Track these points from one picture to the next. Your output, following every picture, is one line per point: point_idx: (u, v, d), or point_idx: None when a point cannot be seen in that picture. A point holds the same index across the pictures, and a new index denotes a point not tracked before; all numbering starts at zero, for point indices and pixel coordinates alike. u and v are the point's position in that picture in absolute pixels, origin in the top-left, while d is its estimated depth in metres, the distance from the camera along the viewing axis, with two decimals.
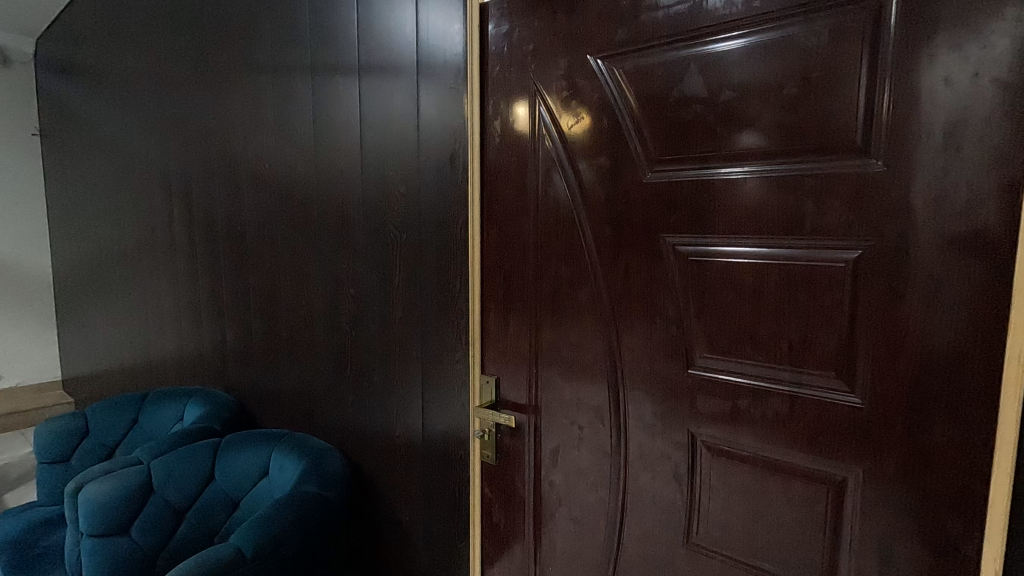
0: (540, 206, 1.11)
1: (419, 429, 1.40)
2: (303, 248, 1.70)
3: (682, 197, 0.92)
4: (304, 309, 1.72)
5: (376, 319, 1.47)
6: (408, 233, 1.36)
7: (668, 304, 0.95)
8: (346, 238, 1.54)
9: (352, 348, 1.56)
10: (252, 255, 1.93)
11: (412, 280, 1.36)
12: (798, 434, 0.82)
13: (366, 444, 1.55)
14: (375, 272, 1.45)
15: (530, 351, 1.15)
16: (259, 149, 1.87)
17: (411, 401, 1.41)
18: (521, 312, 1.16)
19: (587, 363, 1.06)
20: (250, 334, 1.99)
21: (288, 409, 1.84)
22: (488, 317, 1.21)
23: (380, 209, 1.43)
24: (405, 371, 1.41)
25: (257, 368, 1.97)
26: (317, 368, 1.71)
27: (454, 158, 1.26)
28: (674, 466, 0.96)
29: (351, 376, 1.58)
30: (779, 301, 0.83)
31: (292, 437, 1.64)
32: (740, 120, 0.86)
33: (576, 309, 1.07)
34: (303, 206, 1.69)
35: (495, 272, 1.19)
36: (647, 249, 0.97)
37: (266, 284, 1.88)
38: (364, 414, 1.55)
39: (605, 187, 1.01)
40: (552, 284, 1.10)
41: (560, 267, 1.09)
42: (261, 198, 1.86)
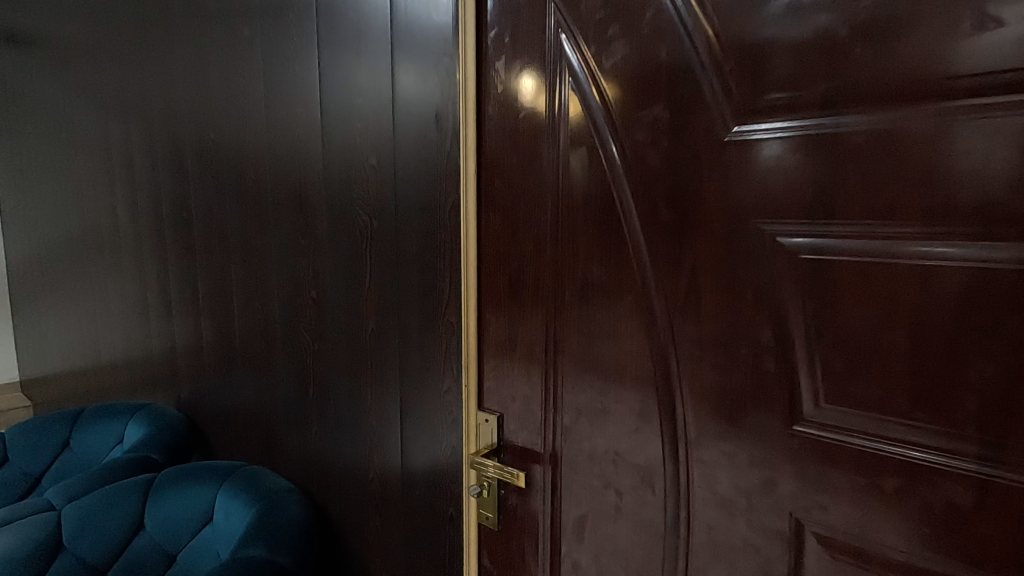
0: (562, 182, 0.79)
1: (397, 474, 1.08)
2: (256, 238, 1.37)
3: (786, 165, 0.60)
4: (260, 313, 1.39)
5: (343, 330, 1.14)
6: (381, 219, 1.04)
7: (761, 327, 0.63)
8: (304, 226, 1.21)
9: (314, 365, 1.24)
10: (201, 246, 1.60)
11: (386, 281, 1.03)
12: (991, 540, 0.52)
13: (334, 485, 1.23)
14: (340, 270, 1.13)
15: (545, 383, 0.84)
16: (205, 116, 1.52)
17: (387, 437, 1.09)
18: (533, 329, 0.84)
19: (629, 404, 0.75)
20: (201, 341, 1.66)
21: (244, 432, 1.52)
22: (489, 334, 0.89)
23: (345, 188, 1.10)
24: (379, 397, 1.09)
25: (209, 382, 1.64)
26: (274, 385, 1.38)
27: (440, 117, 0.93)
28: (764, 564, 0.65)
29: (314, 399, 1.26)
30: (958, 333, 0.52)
31: (243, 473, 1.32)
32: (897, 39, 0.53)
33: (614, 329, 0.75)
34: (254, 185, 1.35)
35: (498, 272, 0.87)
36: (729, 244, 0.65)
37: (217, 282, 1.55)
38: (330, 447, 1.23)
39: (660, 151, 0.69)
40: (579, 291, 0.78)
41: (592, 268, 0.76)
42: (209, 176, 1.52)
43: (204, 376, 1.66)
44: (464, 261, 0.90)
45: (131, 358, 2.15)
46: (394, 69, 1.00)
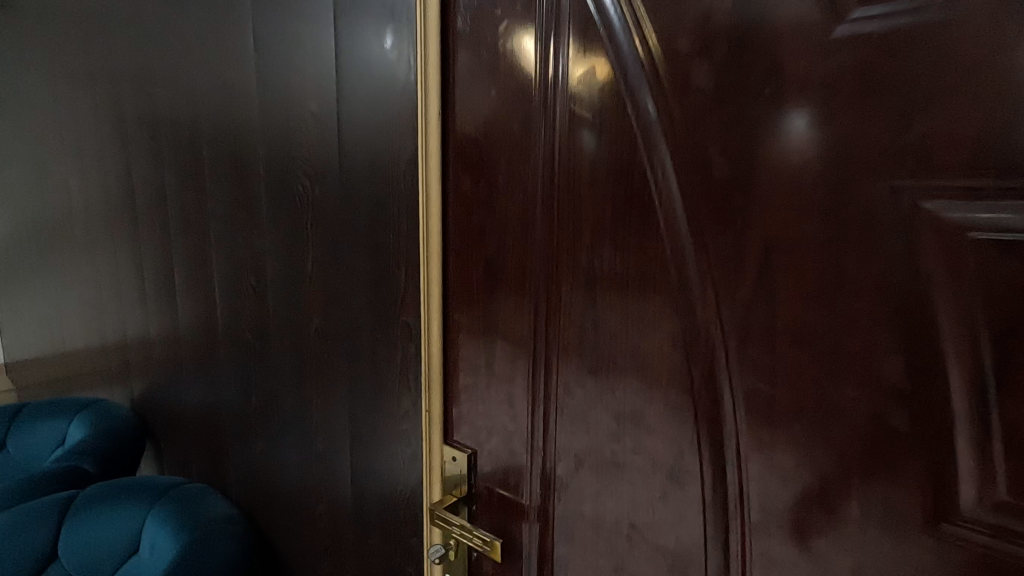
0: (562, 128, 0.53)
1: (347, 513, 0.84)
2: (195, 211, 1.13)
3: (954, 89, 0.35)
4: (202, 303, 1.16)
5: (286, 328, 0.91)
6: (324, 185, 0.79)
7: (889, 364, 0.38)
8: (241, 197, 0.97)
9: (257, 368, 1.00)
10: (141, 220, 1.36)
11: (332, 267, 0.79)
12: None
13: (280, 516, 1.01)
14: (281, 252, 0.88)
15: (531, 416, 0.59)
16: (140, 65, 1.27)
17: (335, 465, 0.85)
18: (516, 342, 0.59)
19: (653, 458, 0.50)
20: (145, 331, 1.43)
21: (192, 438, 1.30)
22: (459, 345, 0.65)
23: (283, 147, 0.85)
24: (326, 414, 0.85)
25: (156, 377, 1.41)
26: (219, 386, 1.15)
27: (394, 45, 0.67)
28: None
29: (258, 411, 1.03)
30: None
31: (177, 494, 1.10)
32: None
33: (636, 349, 0.50)
34: (191, 148, 1.11)
35: (470, 260, 0.62)
36: (835, 221, 0.39)
37: (160, 262, 1.32)
38: (275, 470, 1.00)
39: (718, 73, 0.43)
40: (584, 291, 0.53)
41: (604, 256, 0.51)
42: (147, 139, 1.28)
43: (151, 370, 1.43)
44: (425, 243, 0.65)
45: (65, 351, 1.87)
46: None
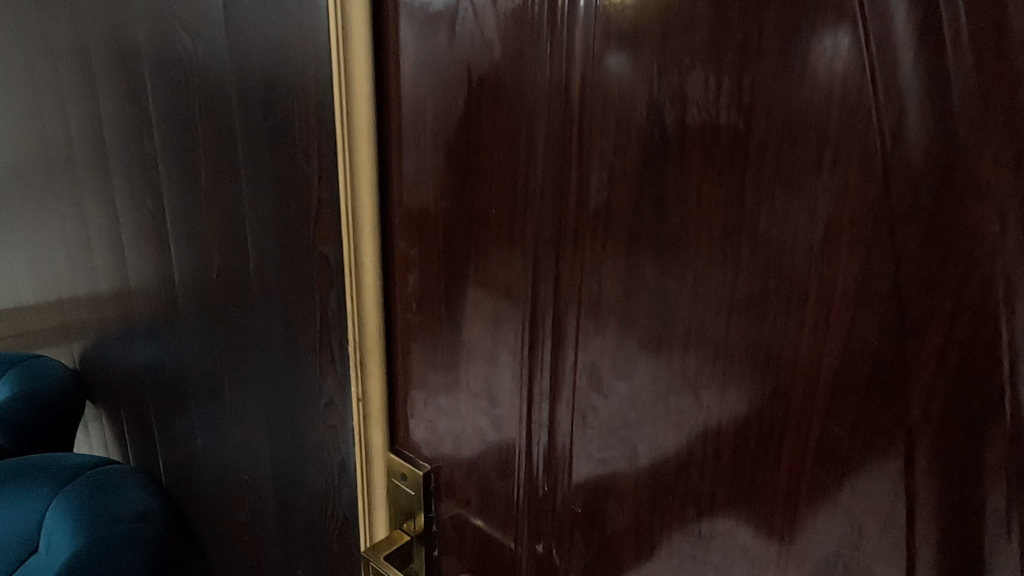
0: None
1: (274, 530, 0.60)
2: (90, 112, 0.85)
3: None
4: (110, 241, 0.91)
5: (187, 269, 0.65)
6: (208, 48, 0.51)
7: None
8: (131, 89, 0.70)
9: (167, 326, 0.76)
10: (36, 135, 1.06)
11: (226, 171, 0.52)
12: None
13: (206, 512, 0.78)
14: (173, 160, 0.62)
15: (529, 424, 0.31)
16: None
17: (254, 460, 0.60)
18: (500, 290, 0.31)
19: (790, 537, 0.23)
20: (56, 277, 1.15)
21: (123, 404, 1.07)
22: (404, 294, 0.37)
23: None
24: (239, 389, 0.60)
25: (79, 331, 1.16)
26: (139, 343, 0.90)
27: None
28: None
29: (176, 379, 0.79)
30: None
31: (88, 477, 0.88)
32: None
33: (762, 306, 0.22)
34: (76, 28, 0.82)
35: (418, 138, 0.34)
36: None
37: (61, 189, 1.03)
38: (196, 456, 0.77)
39: None
40: (645, 179, 0.24)
41: (692, 93, 0.22)
42: (27, 27, 0.98)
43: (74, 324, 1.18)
44: (344, 110, 0.36)
45: None
46: None
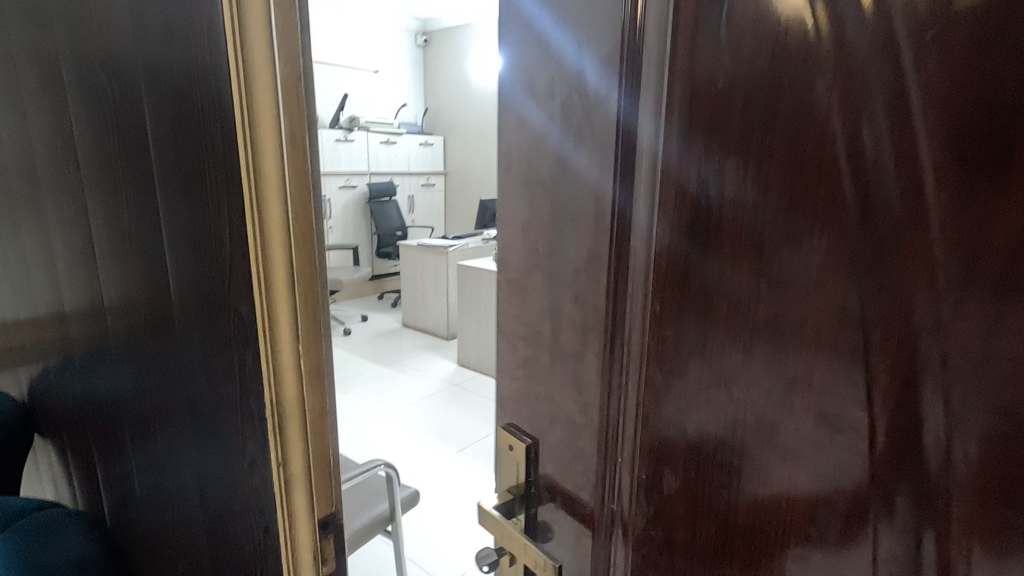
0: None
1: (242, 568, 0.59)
2: (39, 141, 0.82)
3: None
4: (57, 272, 0.87)
5: (151, 305, 0.65)
6: (175, 91, 0.51)
7: None
8: (83, 124, 0.68)
9: (120, 363, 0.74)
10: None
11: (194, 217, 0.54)
12: None
13: (157, 553, 0.76)
14: (137, 196, 0.62)
15: (666, 410, 0.40)
16: None
17: (213, 499, 0.61)
18: (588, 308, 0.44)
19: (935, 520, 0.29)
20: (16, 303, 1.12)
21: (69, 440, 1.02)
22: (508, 302, 0.52)
23: (120, 36, 0.57)
24: (198, 427, 0.60)
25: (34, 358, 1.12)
26: (83, 380, 0.86)
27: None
28: None
29: (123, 415, 0.77)
30: None
31: (32, 524, 0.82)
32: None
33: (780, 325, 0.33)
34: (20, 52, 0.79)
35: (532, 189, 0.47)
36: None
37: (11, 212, 0.99)
38: (146, 496, 0.75)
39: None
40: (690, 239, 0.36)
41: (729, 182, 0.34)
42: None
43: (30, 351, 1.13)
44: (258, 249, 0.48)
45: None
46: None
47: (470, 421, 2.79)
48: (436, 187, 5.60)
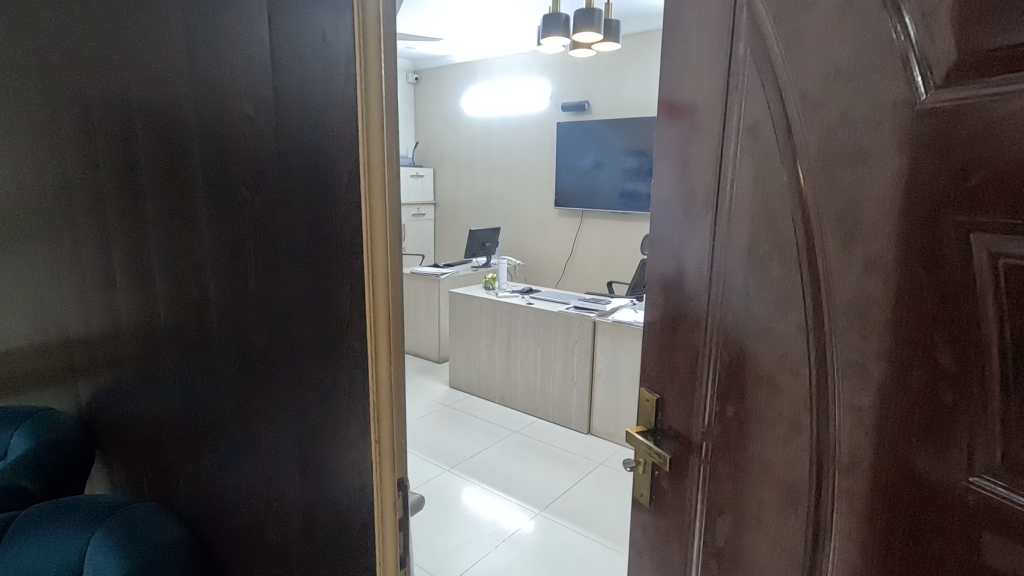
0: (741, 155, 0.60)
1: (297, 546, 0.81)
2: (135, 211, 1.06)
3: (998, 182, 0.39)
4: (143, 311, 1.10)
5: (227, 341, 0.87)
6: (261, 193, 0.74)
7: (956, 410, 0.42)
8: (181, 205, 0.91)
9: (201, 384, 0.97)
10: (81, 218, 1.25)
11: (270, 277, 0.76)
12: None
13: (225, 535, 0.98)
14: (220, 262, 0.84)
15: (701, 394, 0.69)
16: (67, 50, 1.16)
17: (282, 485, 0.82)
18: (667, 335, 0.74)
19: (797, 470, 0.56)
20: (90, 335, 1.34)
21: (141, 452, 1.26)
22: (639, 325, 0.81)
23: (218, 149, 0.80)
24: (271, 431, 0.82)
25: (104, 378, 1.34)
26: (168, 399, 1.10)
27: (361, 50, 0.61)
28: None
29: (201, 426, 1.00)
30: None
31: (128, 513, 1.06)
32: None
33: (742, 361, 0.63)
34: (127, 143, 1.03)
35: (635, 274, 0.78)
36: (934, 307, 0.43)
37: (100, 261, 1.22)
38: (220, 490, 0.97)
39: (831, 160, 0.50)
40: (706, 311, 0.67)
41: (719, 283, 0.64)
42: (79, 132, 1.17)
43: (99, 371, 1.35)
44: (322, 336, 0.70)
45: None
46: None
47: (460, 438, 3.02)
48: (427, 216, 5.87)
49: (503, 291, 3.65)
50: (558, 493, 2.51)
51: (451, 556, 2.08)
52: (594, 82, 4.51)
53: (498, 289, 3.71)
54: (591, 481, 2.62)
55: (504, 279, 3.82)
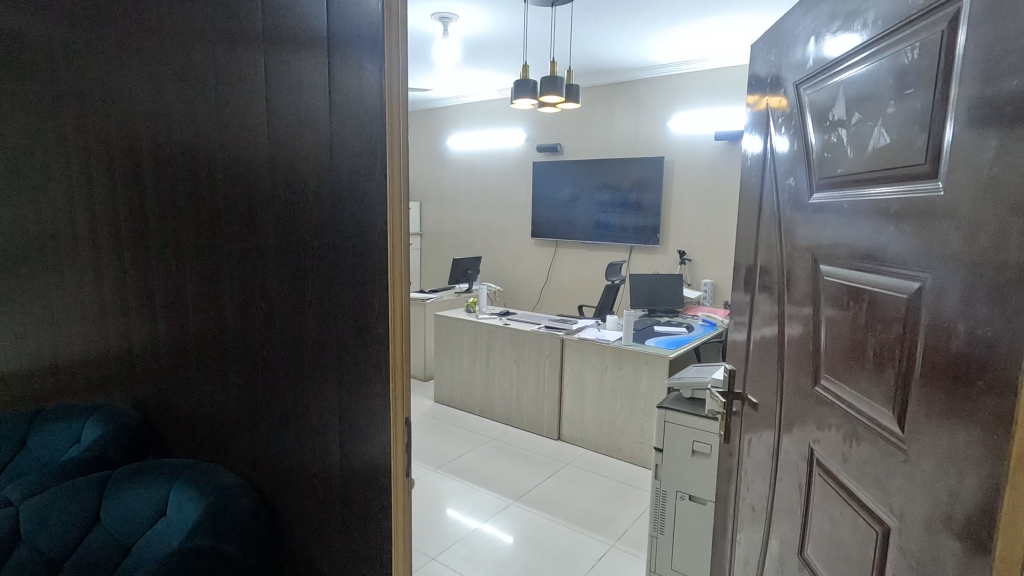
0: (766, 216, 1.22)
1: (337, 471, 1.24)
2: (197, 245, 1.41)
3: (820, 232, 0.95)
4: (202, 322, 1.45)
5: (286, 336, 1.28)
6: (322, 237, 1.17)
7: (811, 336, 0.98)
8: (253, 242, 1.29)
9: (263, 368, 1.34)
10: (124, 249, 1.55)
11: (326, 294, 1.18)
12: (866, 471, 0.79)
13: (284, 477, 1.35)
14: (286, 284, 1.25)
15: (748, 353, 1.30)
16: (122, 120, 1.47)
17: (325, 434, 1.24)
18: (740, 325, 1.37)
19: (767, 381, 1.16)
20: (128, 344, 1.61)
21: (185, 433, 1.57)
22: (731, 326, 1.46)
23: (289, 207, 1.21)
24: (318, 400, 1.24)
25: (144, 378, 1.62)
26: (217, 388, 1.45)
27: (392, 165, 1.07)
28: (799, 476, 1.00)
29: (262, 401, 1.36)
30: (858, 355, 0.83)
31: (199, 469, 1.33)
32: (841, 160, 0.87)
33: (760, 329, 1.23)
34: (192, 197, 1.38)
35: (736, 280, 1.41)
36: (805, 295, 1.01)
37: (147, 284, 1.53)
38: (276, 445, 1.35)
39: (786, 225, 1.10)
40: (752, 308, 1.29)
41: (755, 288, 1.27)
42: (134, 184, 1.49)
43: (141, 377, 1.63)
44: (357, 341, 1.16)
45: None
46: (331, 111, 1.11)
47: (446, 445, 3.39)
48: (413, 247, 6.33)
49: (482, 314, 4.06)
50: (529, 487, 2.89)
51: (432, 536, 2.45)
52: (565, 127, 5.04)
53: (479, 312, 4.13)
54: (560, 477, 3.00)
55: (484, 303, 4.23)
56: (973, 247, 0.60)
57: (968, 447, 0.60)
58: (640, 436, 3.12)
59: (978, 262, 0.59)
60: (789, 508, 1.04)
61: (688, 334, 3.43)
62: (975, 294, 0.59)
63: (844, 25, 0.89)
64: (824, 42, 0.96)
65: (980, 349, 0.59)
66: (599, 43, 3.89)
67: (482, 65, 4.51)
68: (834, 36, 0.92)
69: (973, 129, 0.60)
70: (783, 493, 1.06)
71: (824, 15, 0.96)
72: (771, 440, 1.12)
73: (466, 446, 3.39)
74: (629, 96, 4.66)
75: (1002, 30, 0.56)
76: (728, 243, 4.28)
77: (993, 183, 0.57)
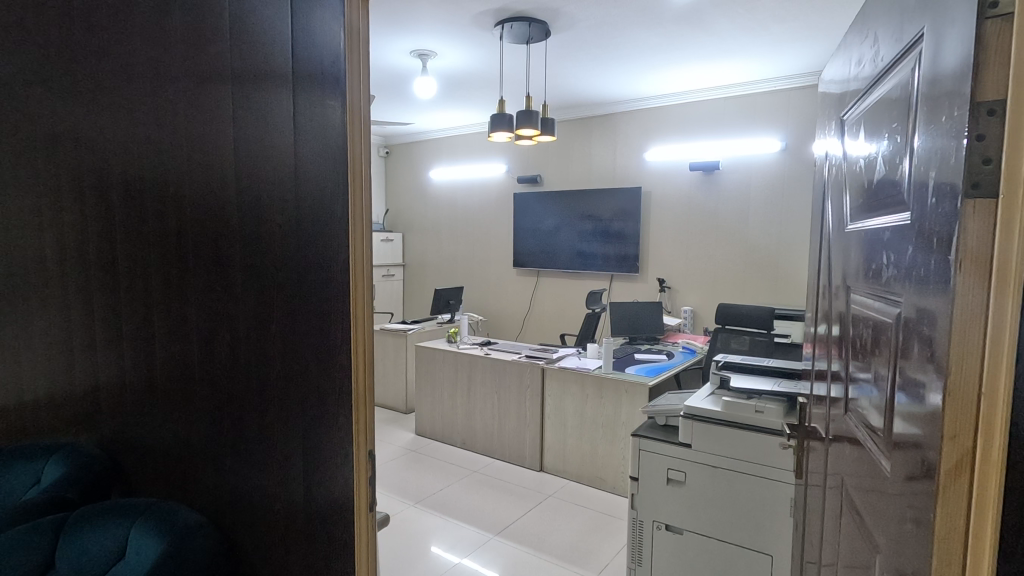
0: (825, 243, 1.28)
1: (300, 508, 1.23)
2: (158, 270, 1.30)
3: (850, 258, 1.01)
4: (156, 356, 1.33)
5: (253, 369, 1.26)
6: (283, 270, 1.18)
7: (846, 367, 1.03)
8: (219, 273, 1.27)
9: (230, 402, 1.32)
10: None
11: (289, 330, 1.19)
12: (873, 497, 0.82)
13: (252, 512, 1.31)
14: (252, 318, 1.24)
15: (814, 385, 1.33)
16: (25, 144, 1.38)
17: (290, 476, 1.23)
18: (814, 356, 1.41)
19: (825, 412, 1.20)
20: None
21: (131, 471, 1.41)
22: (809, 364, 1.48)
23: (256, 241, 1.21)
24: (292, 437, 1.22)
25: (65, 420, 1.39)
26: (174, 426, 1.37)
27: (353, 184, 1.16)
28: (842, 502, 1.02)
29: (228, 434, 1.34)
30: (868, 384, 0.87)
31: (160, 508, 1.22)
32: (864, 188, 0.94)
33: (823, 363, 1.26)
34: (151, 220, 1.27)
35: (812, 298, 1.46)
36: (846, 328, 1.05)
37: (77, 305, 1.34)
38: (240, 480, 1.33)
39: (837, 254, 1.14)
40: (818, 339, 1.34)
41: (820, 317, 1.30)
42: None
43: None
44: (330, 372, 1.21)
45: None
46: (295, 141, 1.15)
47: (426, 479, 3.32)
48: (397, 277, 6.35)
49: (464, 344, 4.05)
50: (511, 521, 2.84)
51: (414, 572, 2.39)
52: (545, 159, 5.14)
53: (461, 342, 4.11)
54: (544, 510, 2.95)
55: (466, 332, 4.22)
56: (923, 275, 0.64)
57: (923, 473, 0.62)
58: (622, 465, 3.10)
59: (926, 292, 0.63)
60: (835, 538, 1.06)
61: (670, 361, 3.45)
62: (926, 323, 0.63)
63: (870, 60, 0.95)
64: (858, 79, 1.03)
65: (926, 379, 0.62)
66: (574, 79, 4.02)
67: (459, 99, 4.61)
68: (863, 72, 0.99)
69: (925, 159, 0.65)
70: (832, 523, 1.08)
71: (860, 51, 1.02)
72: (827, 473, 1.14)
73: (447, 480, 3.32)
74: (606, 128, 4.78)
75: (941, 67, 0.61)
76: (706, 271, 4.36)
77: (932, 213, 0.61)
